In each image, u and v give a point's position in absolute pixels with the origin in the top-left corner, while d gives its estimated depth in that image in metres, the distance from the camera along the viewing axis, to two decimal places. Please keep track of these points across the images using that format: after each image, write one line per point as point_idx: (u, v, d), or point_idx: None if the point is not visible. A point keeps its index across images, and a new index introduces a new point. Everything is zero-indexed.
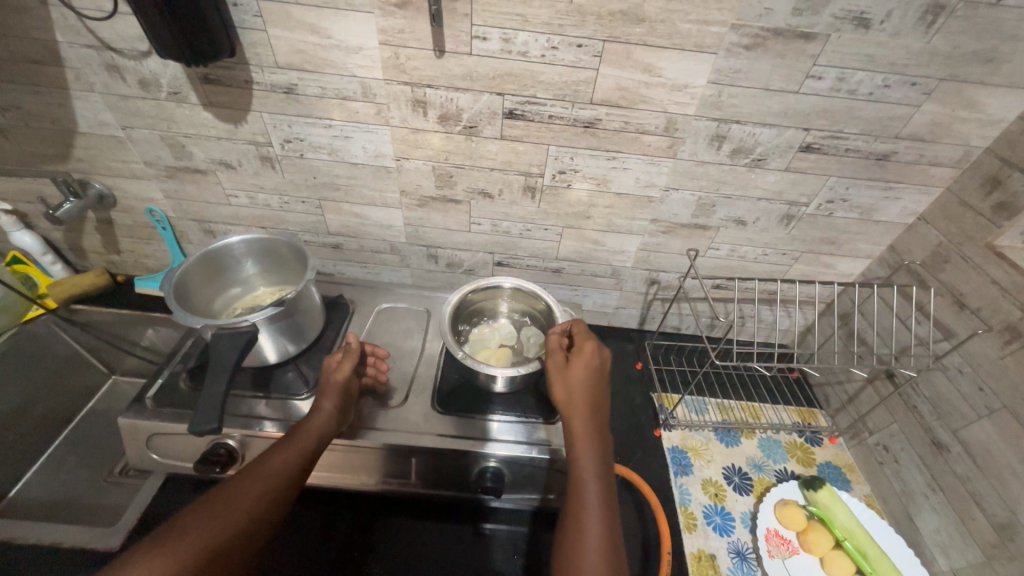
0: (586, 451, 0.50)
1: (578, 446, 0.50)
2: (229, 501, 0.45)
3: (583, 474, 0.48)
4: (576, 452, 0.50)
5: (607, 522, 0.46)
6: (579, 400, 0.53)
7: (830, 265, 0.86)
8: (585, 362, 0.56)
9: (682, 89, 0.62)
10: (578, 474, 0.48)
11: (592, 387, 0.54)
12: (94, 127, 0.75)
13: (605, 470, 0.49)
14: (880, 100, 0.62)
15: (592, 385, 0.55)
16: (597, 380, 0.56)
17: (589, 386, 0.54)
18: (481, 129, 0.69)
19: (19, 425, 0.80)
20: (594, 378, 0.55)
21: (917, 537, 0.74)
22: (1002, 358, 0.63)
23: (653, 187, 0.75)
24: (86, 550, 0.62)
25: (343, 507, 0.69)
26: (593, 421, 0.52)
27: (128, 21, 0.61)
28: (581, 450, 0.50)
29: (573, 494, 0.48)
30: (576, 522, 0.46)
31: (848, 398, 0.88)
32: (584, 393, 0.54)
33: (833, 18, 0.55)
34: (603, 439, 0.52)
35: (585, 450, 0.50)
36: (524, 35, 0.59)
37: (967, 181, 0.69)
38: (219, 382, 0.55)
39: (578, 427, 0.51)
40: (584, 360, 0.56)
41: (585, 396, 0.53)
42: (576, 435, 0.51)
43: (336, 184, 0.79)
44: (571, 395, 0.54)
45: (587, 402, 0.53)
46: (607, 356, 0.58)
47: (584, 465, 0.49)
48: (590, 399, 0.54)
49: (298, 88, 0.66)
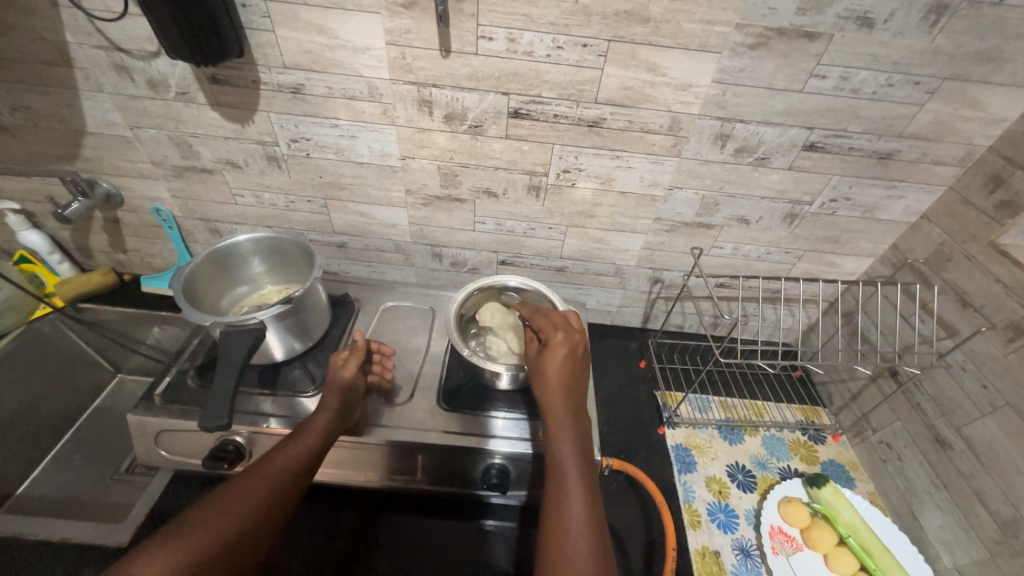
0: (566, 438, 0.51)
1: (556, 434, 0.51)
2: (236, 497, 0.46)
3: (562, 461, 0.49)
4: (554, 440, 0.51)
5: (590, 505, 0.46)
6: (554, 389, 0.54)
7: (834, 263, 0.86)
8: (557, 351, 0.56)
9: (686, 88, 0.63)
10: (556, 461, 0.49)
11: (566, 375, 0.55)
12: (102, 127, 0.75)
13: (585, 454, 0.50)
14: (883, 99, 0.63)
15: (567, 371, 0.55)
16: (573, 366, 0.56)
17: (565, 373, 0.55)
18: (487, 129, 0.70)
19: (27, 423, 0.80)
20: (568, 365, 0.55)
21: (921, 534, 0.74)
22: (1006, 355, 0.64)
23: (657, 186, 0.75)
24: (94, 546, 0.62)
25: (348, 505, 0.69)
26: (570, 408, 0.53)
27: (137, 21, 0.61)
28: (559, 438, 0.51)
29: (554, 480, 0.48)
30: (557, 506, 0.46)
31: (851, 396, 0.89)
32: (558, 380, 0.54)
33: (836, 18, 0.56)
34: (583, 426, 0.53)
35: (563, 437, 0.51)
36: (530, 35, 0.59)
37: (971, 180, 0.69)
38: (228, 379, 0.56)
39: (556, 416, 0.52)
40: (555, 348, 0.56)
41: (559, 383, 0.54)
42: (553, 423, 0.52)
43: (341, 183, 0.79)
44: (547, 383, 0.54)
45: (562, 389, 0.54)
46: (578, 340, 0.58)
47: (562, 451, 0.50)
48: (565, 386, 0.54)
49: (305, 87, 0.67)
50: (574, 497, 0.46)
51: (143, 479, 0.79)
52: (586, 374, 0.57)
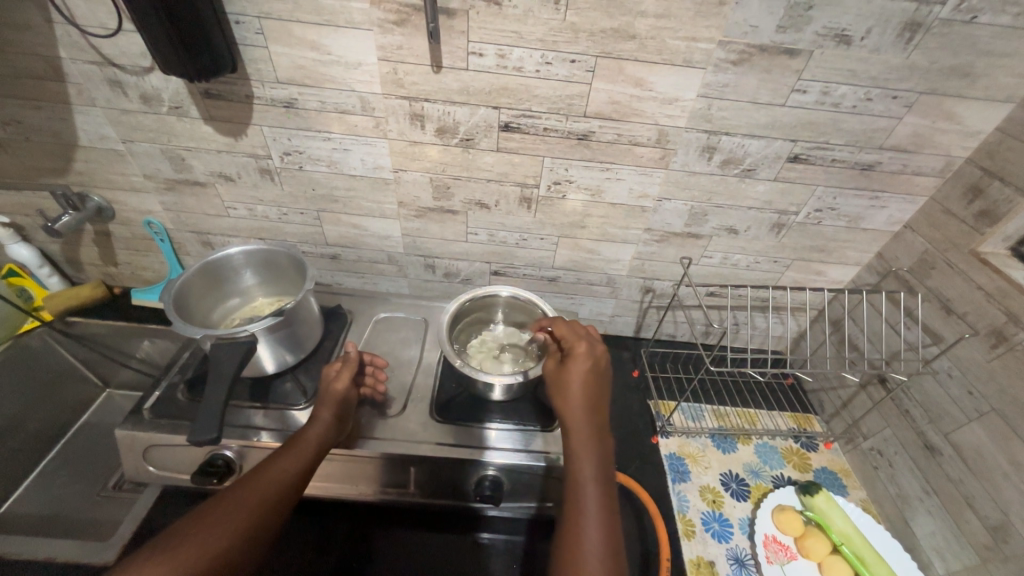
0: (586, 456, 0.50)
1: (577, 451, 0.51)
2: (226, 509, 0.45)
3: (582, 479, 0.49)
4: (574, 456, 0.51)
5: (606, 525, 0.46)
6: (575, 405, 0.53)
7: (821, 272, 0.88)
8: (580, 365, 0.56)
9: (672, 102, 0.64)
10: (576, 478, 0.49)
11: (588, 390, 0.54)
12: (95, 141, 0.75)
13: (605, 473, 0.50)
14: (863, 112, 0.64)
15: (590, 387, 0.55)
16: (595, 381, 0.55)
17: (586, 389, 0.54)
18: (478, 142, 0.71)
19: (12, 440, 0.79)
20: (590, 381, 0.55)
21: (913, 541, 0.74)
22: (990, 361, 0.65)
23: (646, 197, 0.76)
24: (79, 565, 0.61)
25: (340, 519, 0.68)
26: (591, 425, 0.52)
27: (131, 38, 0.62)
28: (581, 456, 0.50)
29: (572, 497, 0.48)
30: (575, 527, 0.46)
31: (842, 403, 0.89)
32: (580, 397, 0.54)
33: (815, 35, 0.58)
34: (603, 442, 0.52)
35: (584, 452, 0.51)
36: (519, 51, 0.60)
37: (950, 190, 0.71)
38: (218, 392, 0.56)
39: (578, 433, 0.52)
40: (578, 361, 0.56)
41: (580, 399, 0.53)
42: (575, 440, 0.52)
43: (334, 196, 0.80)
44: (568, 398, 0.54)
45: (584, 406, 0.53)
46: (601, 355, 0.58)
47: (582, 469, 0.49)
48: (589, 402, 0.54)
49: (298, 102, 0.68)
50: (591, 518, 0.46)
51: (130, 496, 0.77)
52: (608, 388, 0.57)
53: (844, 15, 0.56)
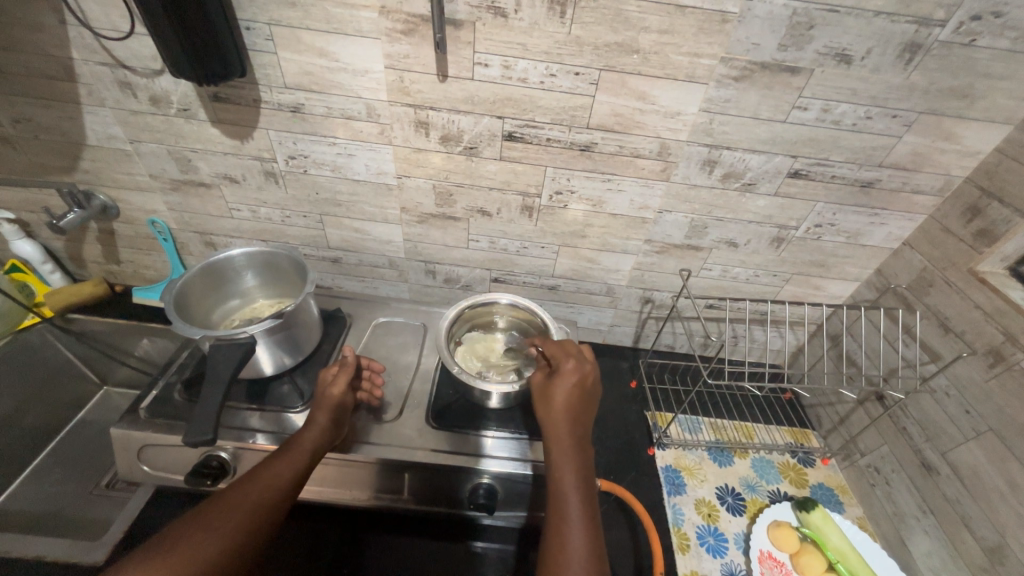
0: (568, 466, 0.50)
1: (558, 460, 0.51)
2: (217, 513, 0.45)
3: (564, 490, 0.48)
4: (555, 467, 0.51)
5: (590, 534, 0.46)
6: (560, 416, 0.53)
7: (821, 287, 0.88)
8: (568, 378, 0.56)
9: (674, 116, 0.65)
10: (557, 488, 0.49)
11: (573, 405, 0.54)
12: (102, 141, 0.76)
13: (586, 484, 0.49)
14: (863, 130, 0.65)
15: (575, 398, 0.55)
16: (580, 396, 0.56)
17: (572, 404, 0.54)
18: (481, 150, 0.72)
19: (8, 436, 0.79)
20: (578, 393, 0.55)
21: (910, 560, 0.74)
22: (987, 381, 0.65)
23: (647, 209, 0.77)
24: (69, 565, 0.60)
25: (334, 524, 0.68)
26: (573, 439, 0.52)
27: (143, 41, 0.63)
28: (561, 469, 0.50)
29: (555, 508, 0.48)
30: (558, 539, 0.45)
31: (840, 419, 0.89)
32: (564, 411, 0.54)
33: (816, 54, 0.58)
34: (585, 452, 0.52)
35: (566, 462, 0.51)
36: (524, 63, 0.61)
37: (949, 209, 0.71)
38: (215, 393, 0.56)
39: (558, 446, 0.52)
40: (566, 374, 0.56)
41: (564, 413, 0.54)
42: (556, 450, 0.52)
43: (337, 200, 0.81)
44: (553, 410, 0.54)
45: (568, 420, 0.53)
46: (590, 370, 0.58)
47: (563, 479, 0.49)
48: (572, 416, 0.54)
49: (304, 107, 0.68)
50: (574, 530, 0.45)
51: (124, 495, 0.77)
52: (593, 401, 0.57)
53: (846, 35, 0.57)
